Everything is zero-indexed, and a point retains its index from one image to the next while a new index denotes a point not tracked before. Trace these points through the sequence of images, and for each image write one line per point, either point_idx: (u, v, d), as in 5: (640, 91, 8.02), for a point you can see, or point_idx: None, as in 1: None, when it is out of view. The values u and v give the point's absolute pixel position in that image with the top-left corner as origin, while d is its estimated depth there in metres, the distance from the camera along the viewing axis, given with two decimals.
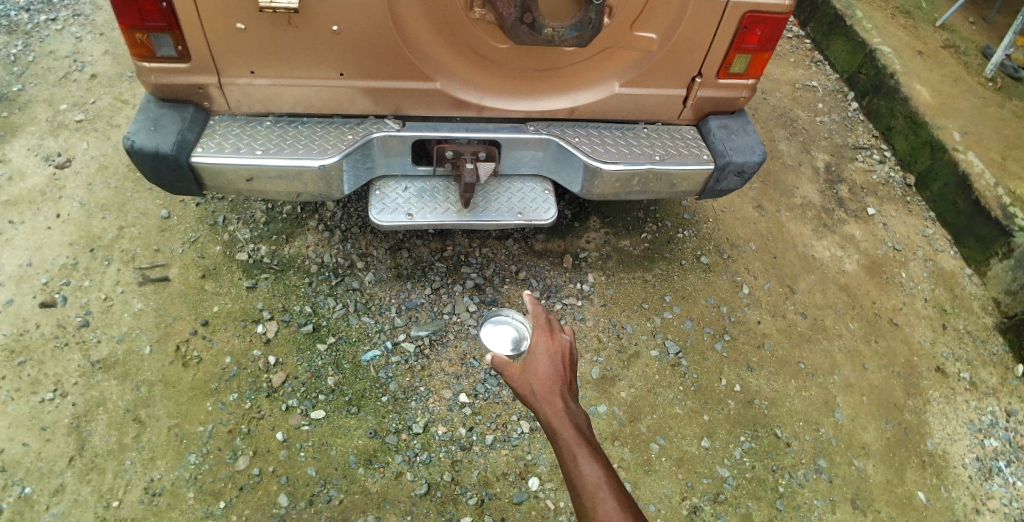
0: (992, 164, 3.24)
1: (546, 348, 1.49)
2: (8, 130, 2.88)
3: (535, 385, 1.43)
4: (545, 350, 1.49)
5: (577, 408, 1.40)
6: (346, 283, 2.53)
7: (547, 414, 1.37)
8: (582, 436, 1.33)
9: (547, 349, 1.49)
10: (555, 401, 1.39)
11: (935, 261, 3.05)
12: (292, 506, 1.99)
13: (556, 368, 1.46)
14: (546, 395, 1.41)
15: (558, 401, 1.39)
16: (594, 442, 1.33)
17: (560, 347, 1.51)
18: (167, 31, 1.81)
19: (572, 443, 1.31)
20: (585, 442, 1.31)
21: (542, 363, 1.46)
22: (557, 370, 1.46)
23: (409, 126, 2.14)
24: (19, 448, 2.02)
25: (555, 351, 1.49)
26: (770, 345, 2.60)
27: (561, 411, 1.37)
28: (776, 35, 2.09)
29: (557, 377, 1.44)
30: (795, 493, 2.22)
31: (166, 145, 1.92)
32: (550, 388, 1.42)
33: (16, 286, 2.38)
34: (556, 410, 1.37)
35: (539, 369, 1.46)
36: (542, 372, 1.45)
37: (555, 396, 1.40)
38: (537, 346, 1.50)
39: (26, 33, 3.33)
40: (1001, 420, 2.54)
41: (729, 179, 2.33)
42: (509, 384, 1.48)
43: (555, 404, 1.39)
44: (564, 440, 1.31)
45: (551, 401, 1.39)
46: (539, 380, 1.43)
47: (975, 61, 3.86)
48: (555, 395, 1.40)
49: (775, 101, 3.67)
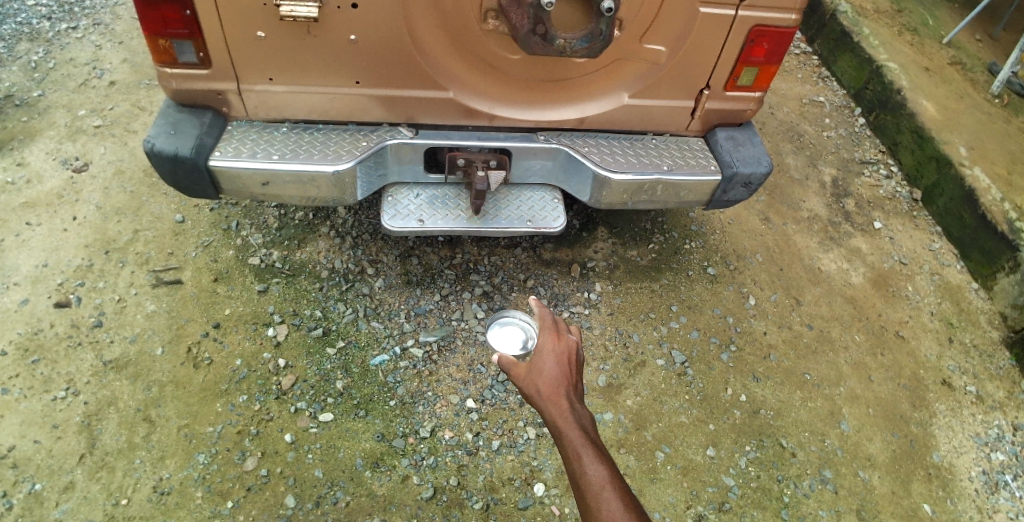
0: (998, 179, 3.25)
1: (552, 349, 1.52)
2: (27, 135, 2.95)
3: (541, 385, 1.45)
4: (552, 351, 1.51)
5: (582, 409, 1.41)
6: (356, 288, 2.56)
7: (552, 414, 1.39)
8: (587, 436, 1.34)
9: (553, 350, 1.52)
10: (560, 401, 1.41)
11: (941, 274, 3.06)
12: (298, 508, 2.01)
13: (562, 368, 1.48)
14: (551, 396, 1.43)
15: (563, 401, 1.41)
16: (599, 442, 1.35)
17: (566, 348, 1.53)
18: (188, 38, 1.86)
19: (576, 443, 1.32)
20: (589, 442, 1.33)
21: (548, 364, 1.49)
22: (562, 370, 1.48)
23: (421, 134, 2.18)
24: (31, 445, 2.05)
25: (560, 352, 1.52)
26: (775, 356, 2.61)
27: (566, 412, 1.39)
28: (782, 49, 2.12)
29: (563, 378, 1.46)
30: (800, 504, 2.22)
31: (184, 149, 1.97)
32: (555, 388, 1.44)
33: (32, 286, 2.43)
34: (561, 411, 1.39)
35: (545, 369, 1.48)
36: (548, 372, 1.47)
37: (560, 396, 1.42)
38: (543, 347, 1.53)
39: (47, 41, 3.41)
40: (1007, 434, 2.53)
41: (736, 190, 2.36)
42: (516, 384, 1.51)
43: (561, 404, 1.41)
44: (569, 440, 1.33)
45: (556, 401, 1.41)
46: (545, 381, 1.46)
47: (982, 78, 3.89)
48: (561, 395, 1.43)
49: (782, 115, 3.70)
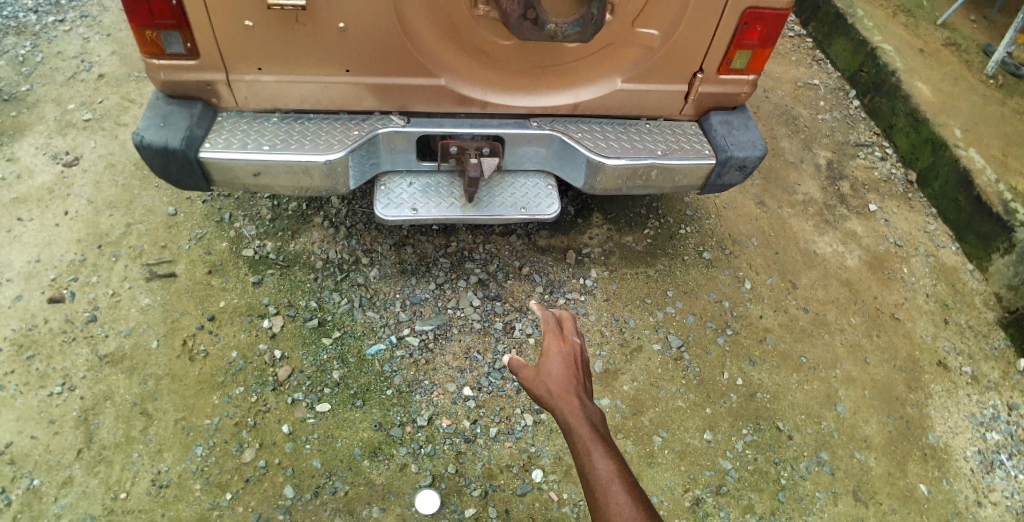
0: (992, 160, 3.25)
1: (558, 349, 1.52)
2: (17, 129, 2.92)
3: (549, 385, 1.46)
4: (558, 352, 1.52)
5: (592, 407, 1.42)
6: (351, 278, 2.55)
7: (563, 412, 1.40)
8: (596, 431, 1.34)
9: (559, 351, 1.52)
10: (572, 399, 1.41)
11: (936, 256, 3.06)
12: (297, 498, 2.01)
13: (569, 368, 1.49)
14: (561, 394, 1.43)
15: (574, 398, 1.42)
16: (608, 437, 1.34)
17: (572, 349, 1.53)
18: (176, 29, 1.83)
19: (586, 439, 1.32)
20: (598, 438, 1.33)
21: (555, 364, 1.49)
22: (570, 370, 1.48)
23: (413, 122, 2.16)
24: (27, 441, 2.05)
25: (567, 353, 1.52)
26: (772, 339, 2.62)
27: (577, 409, 1.39)
28: (776, 32, 2.11)
29: (571, 377, 1.47)
30: (797, 486, 2.24)
31: (174, 141, 1.95)
32: (565, 387, 1.44)
33: (25, 282, 2.41)
34: (572, 408, 1.39)
35: (552, 370, 1.49)
36: (556, 372, 1.48)
37: (570, 394, 1.43)
38: (549, 347, 1.53)
39: (34, 34, 3.37)
40: (1002, 414, 2.55)
41: (731, 174, 2.35)
42: (524, 386, 1.51)
43: (572, 402, 1.41)
44: (579, 435, 1.33)
45: (567, 399, 1.42)
46: (554, 381, 1.46)
47: (976, 59, 3.88)
48: (571, 394, 1.43)
49: (776, 99, 3.69)
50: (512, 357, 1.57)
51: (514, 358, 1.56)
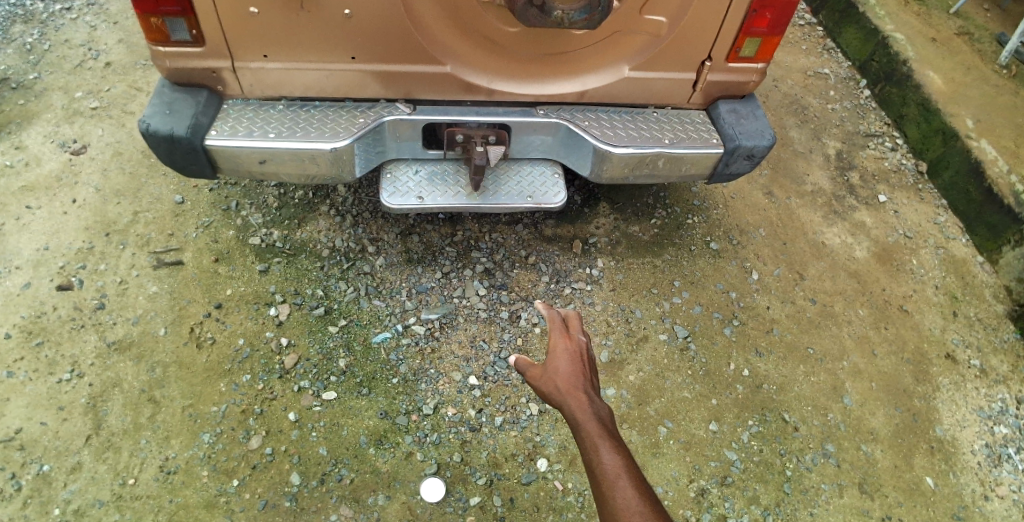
0: (1005, 151, 3.21)
1: (565, 347, 1.51)
2: (25, 118, 2.93)
3: (558, 381, 1.45)
4: (564, 350, 1.51)
5: (600, 402, 1.40)
6: (357, 267, 2.55)
7: (571, 407, 1.39)
8: (603, 428, 1.33)
9: (565, 348, 1.51)
10: (579, 394, 1.41)
11: (946, 248, 3.02)
12: (303, 485, 2.03)
13: (576, 365, 1.48)
14: (569, 391, 1.42)
15: (582, 394, 1.41)
16: (615, 434, 1.33)
17: (578, 346, 1.53)
18: (181, 16, 1.83)
19: (594, 435, 1.31)
20: (606, 433, 1.32)
21: (562, 362, 1.48)
22: (577, 367, 1.47)
23: (419, 110, 2.15)
24: (37, 427, 2.07)
25: (573, 350, 1.52)
26: (778, 330, 2.60)
27: (585, 405, 1.38)
28: (786, 19, 2.07)
29: (578, 374, 1.46)
30: (803, 477, 2.23)
31: (180, 129, 1.95)
32: (573, 384, 1.44)
33: (34, 270, 2.43)
34: (580, 404, 1.38)
35: (560, 367, 1.48)
36: (563, 370, 1.47)
37: (579, 391, 1.42)
38: (555, 345, 1.52)
39: (42, 22, 3.37)
40: (1010, 408, 2.53)
41: (739, 163, 2.33)
42: (533, 384, 1.50)
43: (579, 398, 1.40)
44: (587, 431, 1.32)
45: (575, 396, 1.41)
46: (562, 378, 1.45)
47: (990, 48, 3.82)
48: (578, 390, 1.42)
49: (785, 88, 3.65)
50: (519, 357, 1.56)
51: (521, 358, 1.56)
